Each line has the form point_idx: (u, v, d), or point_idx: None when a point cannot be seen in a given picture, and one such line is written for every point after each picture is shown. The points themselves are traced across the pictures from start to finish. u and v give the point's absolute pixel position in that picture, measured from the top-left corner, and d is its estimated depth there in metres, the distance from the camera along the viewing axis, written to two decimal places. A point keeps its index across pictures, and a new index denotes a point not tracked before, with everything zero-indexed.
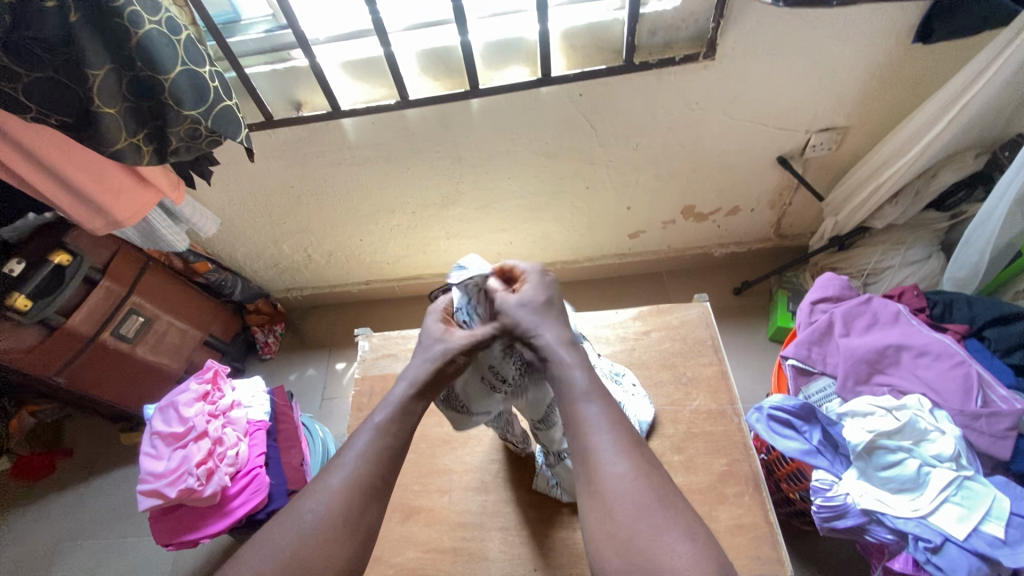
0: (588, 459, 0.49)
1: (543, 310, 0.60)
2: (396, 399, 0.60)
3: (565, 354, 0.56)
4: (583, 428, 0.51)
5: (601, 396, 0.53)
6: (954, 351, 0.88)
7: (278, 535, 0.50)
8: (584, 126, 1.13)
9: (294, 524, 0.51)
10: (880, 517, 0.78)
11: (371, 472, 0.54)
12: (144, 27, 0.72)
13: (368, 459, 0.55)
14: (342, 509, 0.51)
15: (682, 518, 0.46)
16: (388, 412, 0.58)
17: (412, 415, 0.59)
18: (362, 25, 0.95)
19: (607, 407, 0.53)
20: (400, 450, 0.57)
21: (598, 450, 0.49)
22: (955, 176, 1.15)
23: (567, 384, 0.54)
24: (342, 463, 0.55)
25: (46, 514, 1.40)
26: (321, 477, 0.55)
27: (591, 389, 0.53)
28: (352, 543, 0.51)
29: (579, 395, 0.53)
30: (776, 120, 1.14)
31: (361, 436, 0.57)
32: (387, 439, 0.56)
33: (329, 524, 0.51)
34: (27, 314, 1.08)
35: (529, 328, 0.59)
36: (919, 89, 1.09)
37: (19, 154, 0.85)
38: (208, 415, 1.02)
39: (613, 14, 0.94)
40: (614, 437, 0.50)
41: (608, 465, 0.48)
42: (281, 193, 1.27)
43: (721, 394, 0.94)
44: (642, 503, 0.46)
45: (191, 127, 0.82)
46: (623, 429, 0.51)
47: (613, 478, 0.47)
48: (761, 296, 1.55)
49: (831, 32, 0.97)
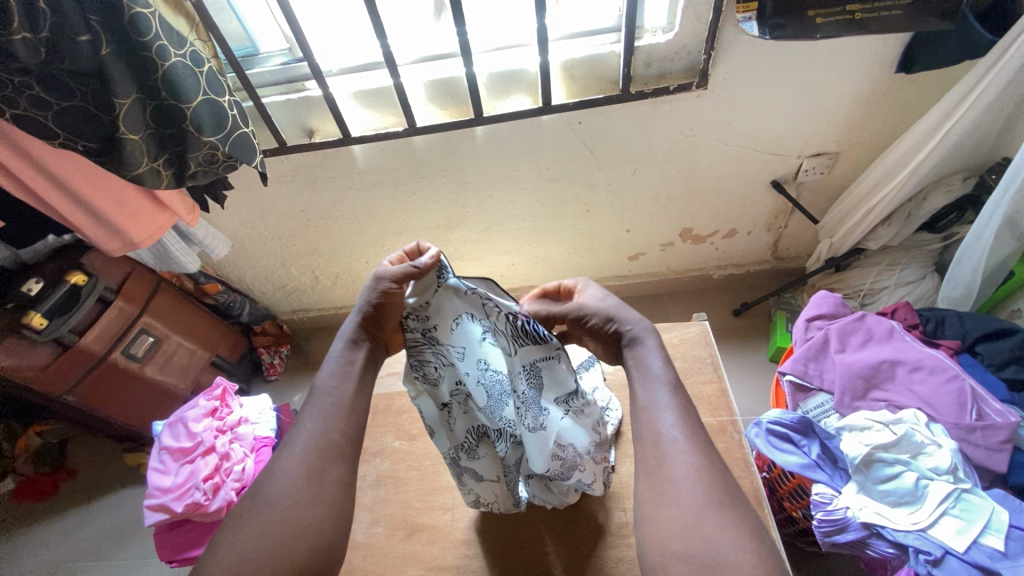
0: (659, 440, 0.57)
1: (621, 303, 0.69)
2: (335, 353, 0.66)
3: (651, 339, 0.66)
4: (659, 412, 0.59)
5: (677, 390, 0.61)
6: (947, 366, 0.90)
7: (255, 505, 0.56)
8: (583, 151, 1.18)
9: (265, 495, 0.56)
10: (880, 530, 0.79)
11: (330, 429, 0.60)
12: (170, 59, 0.76)
13: (320, 420, 0.61)
14: (306, 470, 0.58)
15: (742, 518, 0.52)
16: (330, 370, 0.65)
17: (353, 360, 0.66)
18: (373, 57, 1.01)
19: (686, 405, 0.60)
20: (355, 402, 0.64)
21: (670, 436, 0.57)
22: (944, 199, 1.19)
23: (647, 370, 0.63)
24: (303, 432, 0.60)
25: (49, 536, 1.40)
26: (282, 449, 0.60)
27: (673, 383, 0.62)
28: (323, 500, 0.57)
29: (658, 384, 0.61)
30: (768, 145, 1.19)
31: (310, 404, 0.63)
32: (341, 399, 0.63)
33: (306, 488, 0.57)
34: (43, 332, 1.12)
35: (617, 318, 0.67)
36: (906, 116, 1.14)
37: (46, 180, 0.90)
38: (216, 430, 1.05)
39: (608, 47, 1.00)
40: (688, 428, 0.58)
41: (679, 450, 0.56)
42: (291, 217, 1.31)
43: (721, 410, 0.93)
44: (704, 492, 0.53)
45: (209, 153, 0.86)
46: (696, 425, 0.58)
47: (682, 463, 0.55)
48: (761, 317, 1.57)
49: (816, 63, 1.02)
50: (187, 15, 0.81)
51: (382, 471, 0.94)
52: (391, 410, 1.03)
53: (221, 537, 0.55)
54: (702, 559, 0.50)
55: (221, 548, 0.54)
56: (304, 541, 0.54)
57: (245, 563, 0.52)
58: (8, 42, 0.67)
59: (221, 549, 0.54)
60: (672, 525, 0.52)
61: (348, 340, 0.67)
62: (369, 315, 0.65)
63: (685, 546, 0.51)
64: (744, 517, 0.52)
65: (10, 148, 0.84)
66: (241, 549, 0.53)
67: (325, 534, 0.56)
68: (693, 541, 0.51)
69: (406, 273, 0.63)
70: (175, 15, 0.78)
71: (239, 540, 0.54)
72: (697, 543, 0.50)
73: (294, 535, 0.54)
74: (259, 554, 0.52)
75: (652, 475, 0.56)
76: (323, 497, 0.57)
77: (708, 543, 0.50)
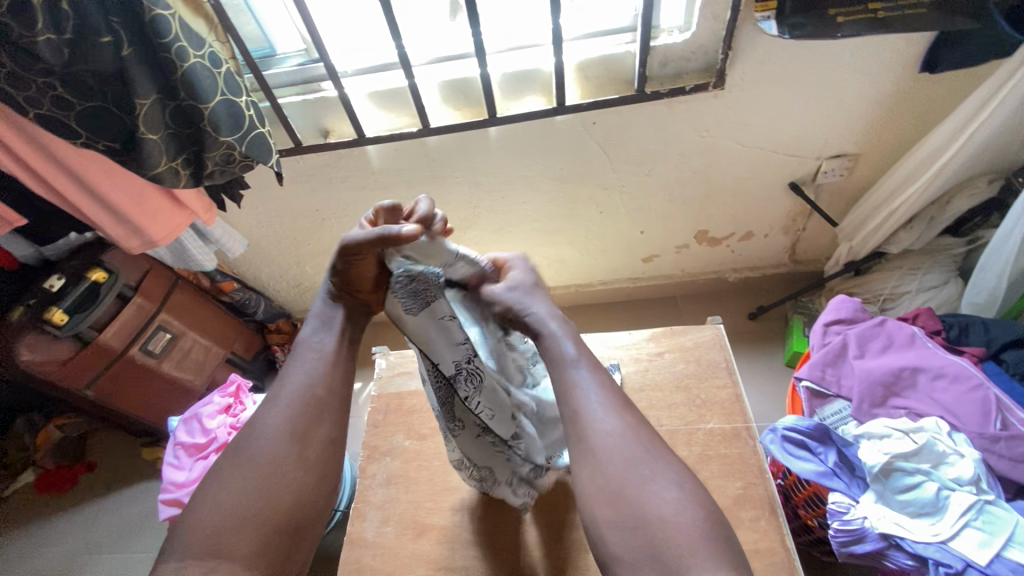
0: (576, 416, 0.55)
1: (532, 288, 0.65)
2: (317, 312, 0.68)
3: (553, 325, 0.61)
4: (573, 390, 0.57)
5: (588, 361, 0.59)
6: (971, 373, 0.88)
7: (242, 458, 0.56)
8: (597, 151, 1.17)
9: (251, 449, 0.57)
10: (899, 541, 0.77)
11: (312, 384, 0.61)
12: (189, 61, 0.77)
13: (305, 375, 0.62)
14: (290, 426, 0.58)
15: (667, 470, 0.52)
16: (312, 327, 0.67)
17: (335, 323, 0.67)
18: (387, 58, 1.02)
19: (599, 372, 0.59)
20: (341, 360, 0.65)
21: (587, 409, 0.55)
22: (969, 202, 1.16)
23: (558, 355, 0.59)
24: (287, 386, 0.61)
25: (68, 527, 1.43)
26: (268, 401, 0.61)
27: (580, 356, 0.59)
28: (308, 454, 0.57)
29: (568, 362, 0.58)
30: (786, 146, 1.17)
31: (296, 359, 0.64)
32: (326, 358, 0.64)
33: (287, 444, 0.57)
34: (64, 328, 1.15)
35: (521, 308, 0.63)
36: (930, 116, 1.11)
37: (67, 177, 0.91)
38: (229, 426, 1.06)
39: (625, 47, 0.99)
40: (603, 397, 0.56)
41: (597, 421, 0.54)
42: (306, 216, 1.33)
43: (735, 416, 0.91)
44: (625, 454, 0.52)
45: (226, 153, 0.87)
46: (612, 391, 0.57)
47: (601, 433, 0.53)
48: (777, 321, 1.55)
49: (836, 62, 1.00)
50: (206, 16, 0.83)
51: (392, 470, 0.94)
52: (402, 410, 1.03)
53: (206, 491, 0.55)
54: (632, 521, 0.49)
55: (204, 500, 0.54)
56: (286, 497, 0.55)
57: (226, 517, 0.52)
58: (33, 43, 0.69)
59: (203, 505, 0.53)
60: (601, 494, 0.51)
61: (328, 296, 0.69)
62: (341, 272, 0.65)
63: (618, 513, 0.50)
64: (666, 467, 0.52)
65: (34, 147, 0.86)
66: (224, 502, 0.53)
67: (306, 491, 0.56)
68: (624, 506, 0.50)
69: (376, 238, 0.58)
70: (196, 19, 0.80)
71: (221, 494, 0.54)
72: (627, 504, 0.50)
73: (275, 492, 0.54)
74: (245, 506, 0.53)
75: (576, 449, 0.54)
76: (305, 454, 0.57)
77: (638, 506, 0.49)
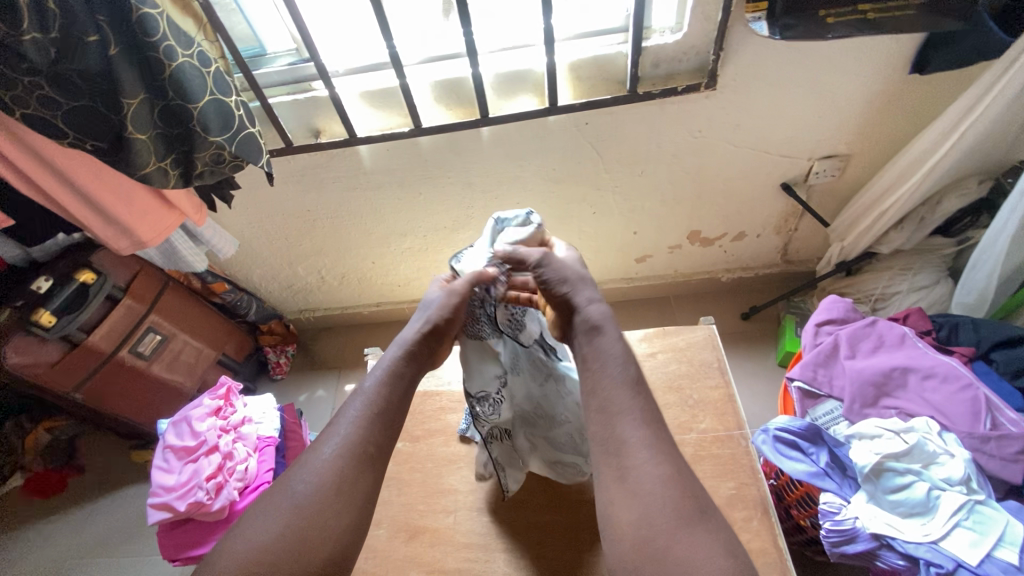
0: (623, 450, 0.56)
1: (581, 277, 0.67)
2: (388, 361, 0.66)
3: (611, 329, 0.64)
4: (621, 418, 0.58)
5: (641, 394, 0.60)
6: (960, 374, 0.89)
7: (278, 503, 0.55)
8: (589, 150, 1.16)
9: (289, 494, 0.56)
10: (890, 541, 0.77)
11: (366, 439, 0.59)
12: (178, 60, 0.76)
13: (358, 425, 0.60)
14: (337, 478, 0.56)
15: (714, 535, 0.51)
16: (379, 377, 0.64)
17: (403, 377, 0.65)
18: (378, 57, 1.01)
19: (646, 407, 0.59)
20: (392, 414, 0.63)
21: (635, 448, 0.56)
22: (959, 203, 1.17)
23: (611, 372, 0.61)
24: (335, 433, 0.60)
25: (56, 532, 1.41)
26: (313, 447, 0.60)
27: (637, 385, 0.61)
28: (349, 510, 0.56)
29: (622, 388, 0.60)
30: (778, 147, 1.17)
31: (353, 406, 0.62)
32: (379, 405, 0.62)
33: (323, 493, 0.55)
34: (52, 329, 1.12)
35: (572, 297, 0.65)
36: (918, 118, 1.12)
37: (54, 176, 0.90)
38: (219, 429, 1.06)
39: (617, 47, 0.99)
40: (655, 437, 0.57)
41: (645, 464, 0.55)
42: (298, 217, 1.32)
43: (728, 417, 0.91)
44: (675, 510, 0.52)
45: (216, 153, 0.86)
46: (662, 433, 0.57)
47: (648, 477, 0.54)
48: (770, 321, 1.55)
49: (826, 64, 1.00)
50: (195, 16, 0.82)
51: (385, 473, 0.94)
52: None
53: (235, 529, 0.54)
54: None
55: (236, 538, 0.53)
56: (320, 550, 0.53)
57: (261, 559, 0.51)
58: (18, 42, 0.68)
59: (236, 540, 0.53)
60: (644, 544, 0.51)
61: (406, 350, 0.67)
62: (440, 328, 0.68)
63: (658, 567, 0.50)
64: (715, 530, 0.52)
65: (31, 157, 0.86)
66: (255, 544, 0.52)
67: (341, 546, 0.54)
68: (667, 563, 0.50)
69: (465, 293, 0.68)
70: (184, 18, 0.80)
71: (254, 528, 0.53)
72: (667, 565, 0.50)
73: (312, 543, 0.53)
74: (278, 556, 0.51)
75: (614, 486, 0.55)
76: (349, 503, 0.56)
77: (681, 565, 0.49)
